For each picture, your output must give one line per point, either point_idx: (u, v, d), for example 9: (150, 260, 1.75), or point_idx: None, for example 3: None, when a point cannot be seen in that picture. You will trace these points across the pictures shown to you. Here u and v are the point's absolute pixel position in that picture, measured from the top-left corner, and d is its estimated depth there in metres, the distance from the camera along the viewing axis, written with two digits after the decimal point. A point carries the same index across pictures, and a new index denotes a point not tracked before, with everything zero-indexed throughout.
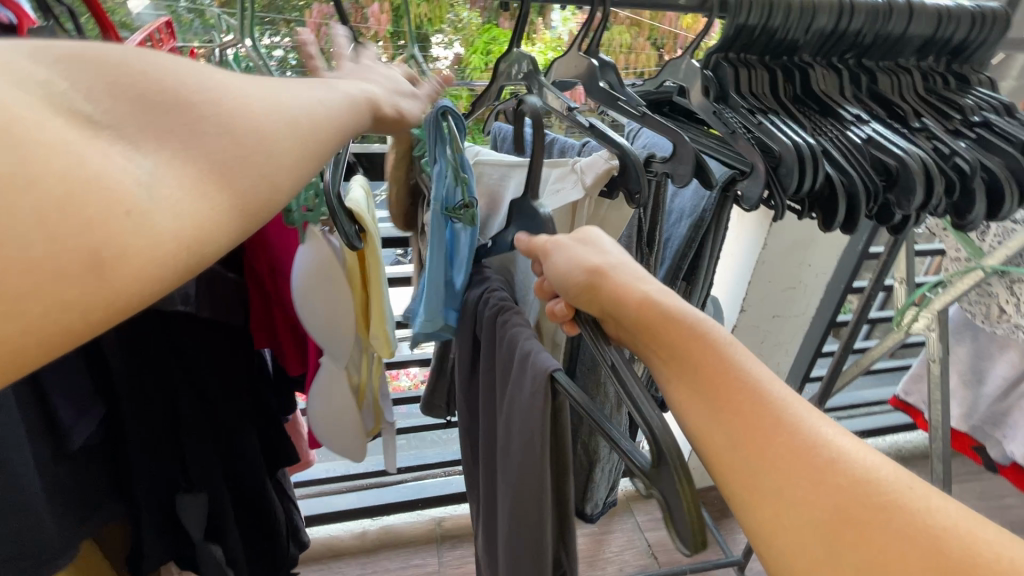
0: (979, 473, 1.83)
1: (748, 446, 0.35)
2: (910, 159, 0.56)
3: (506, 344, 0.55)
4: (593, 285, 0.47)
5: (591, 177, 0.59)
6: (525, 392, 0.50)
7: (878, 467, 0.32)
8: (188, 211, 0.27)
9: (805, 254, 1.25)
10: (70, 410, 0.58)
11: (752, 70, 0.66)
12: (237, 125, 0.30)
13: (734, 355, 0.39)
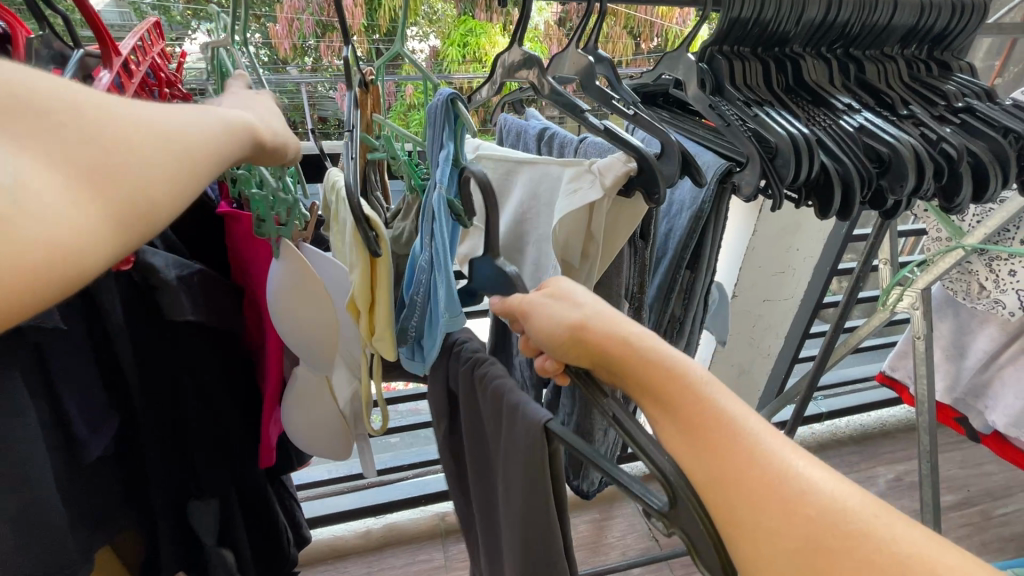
0: (960, 443, 1.91)
1: (723, 485, 0.36)
2: (901, 146, 0.59)
3: (492, 396, 0.55)
4: (576, 339, 0.47)
5: (611, 178, 0.58)
6: (521, 446, 0.50)
7: (850, 498, 0.33)
8: (62, 216, 0.25)
9: (792, 239, 1.28)
10: (83, 423, 0.57)
11: (745, 62, 0.67)
12: (126, 139, 0.29)
13: (708, 394, 0.40)
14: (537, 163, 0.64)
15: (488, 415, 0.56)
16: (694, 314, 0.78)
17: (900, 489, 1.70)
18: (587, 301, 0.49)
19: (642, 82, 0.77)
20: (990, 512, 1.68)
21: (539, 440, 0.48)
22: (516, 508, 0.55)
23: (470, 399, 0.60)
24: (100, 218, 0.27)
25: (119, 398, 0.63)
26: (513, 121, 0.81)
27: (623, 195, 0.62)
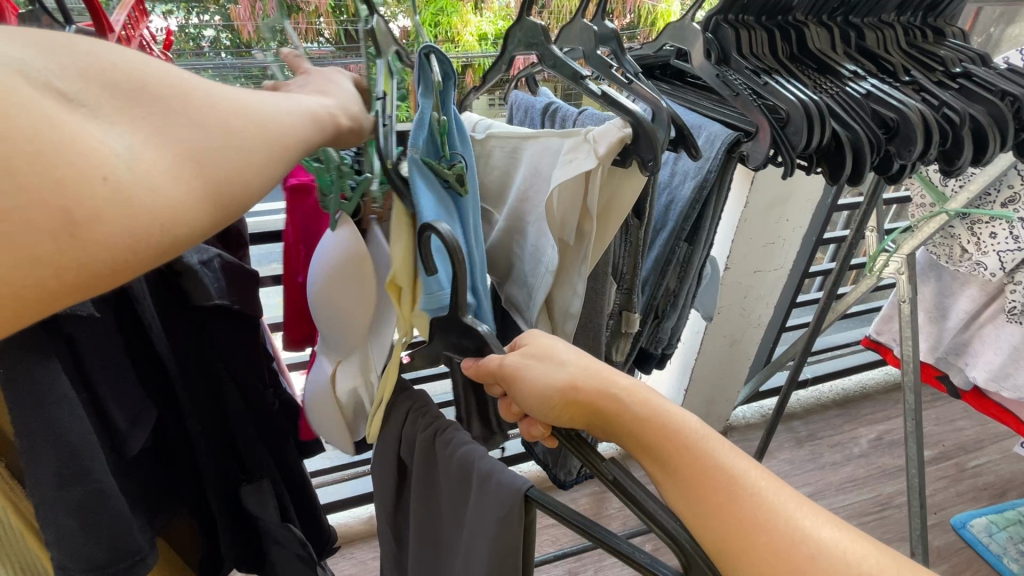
0: (934, 401, 2.00)
1: (734, 553, 0.39)
2: (908, 112, 0.60)
3: (456, 464, 0.53)
4: (571, 402, 0.48)
5: (604, 147, 0.57)
6: (493, 515, 0.48)
7: (863, 555, 0.37)
8: (163, 185, 0.27)
9: (783, 210, 1.31)
10: (125, 416, 0.57)
11: (751, 31, 0.68)
12: (224, 121, 0.31)
13: (712, 453, 0.42)
14: (539, 138, 0.63)
15: (452, 480, 0.54)
16: (687, 288, 0.78)
17: (881, 447, 1.78)
18: (575, 360, 0.51)
19: (643, 53, 0.75)
20: (964, 464, 1.78)
21: (515, 510, 0.47)
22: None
23: (428, 464, 0.58)
24: (197, 185, 0.29)
25: (156, 392, 0.63)
26: (524, 98, 0.80)
27: (618, 165, 0.60)
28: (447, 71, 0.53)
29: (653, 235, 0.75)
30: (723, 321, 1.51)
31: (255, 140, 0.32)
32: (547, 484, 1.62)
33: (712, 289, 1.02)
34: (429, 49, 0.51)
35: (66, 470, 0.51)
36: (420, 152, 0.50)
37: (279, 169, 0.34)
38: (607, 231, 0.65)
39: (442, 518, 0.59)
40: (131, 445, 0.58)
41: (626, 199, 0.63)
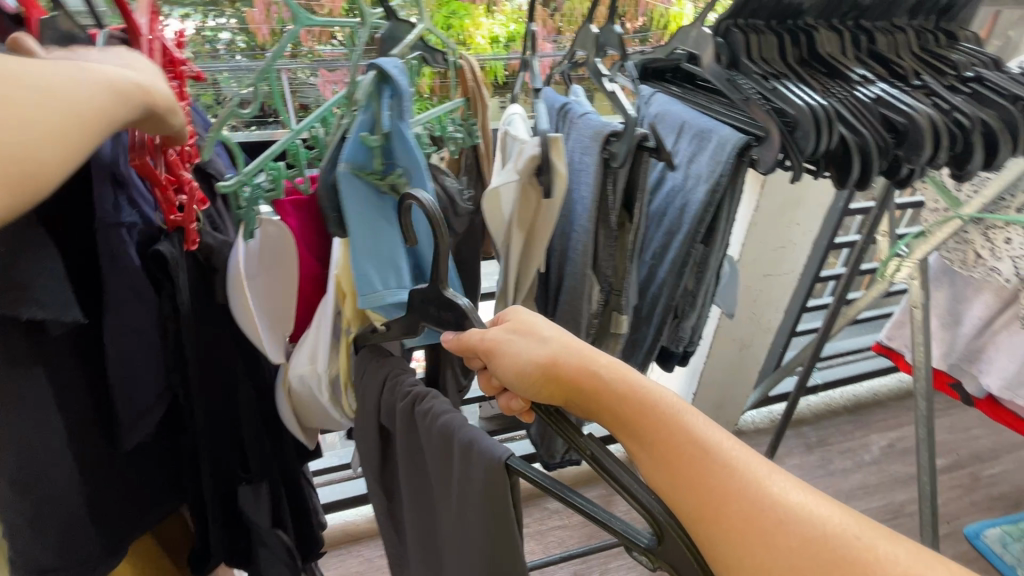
0: (950, 409, 1.97)
1: (707, 519, 0.39)
2: (917, 115, 0.60)
3: (438, 434, 0.52)
4: (549, 375, 0.48)
5: (520, 162, 0.59)
6: (477, 485, 0.48)
7: (828, 516, 0.37)
8: None
9: (793, 214, 1.30)
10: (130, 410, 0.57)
11: (761, 36, 0.68)
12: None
13: (687, 425, 0.43)
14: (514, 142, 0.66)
15: (433, 450, 0.53)
16: (706, 287, 0.78)
17: (893, 455, 1.76)
18: (554, 335, 0.50)
19: (654, 57, 0.75)
20: (979, 474, 1.75)
21: (499, 477, 0.47)
22: (465, 551, 0.53)
23: (411, 435, 0.57)
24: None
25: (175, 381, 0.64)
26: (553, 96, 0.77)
27: (537, 180, 0.61)
28: (394, 89, 0.49)
29: (669, 237, 0.74)
30: (731, 324, 1.50)
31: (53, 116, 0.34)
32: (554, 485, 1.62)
33: (732, 287, 1.01)
34: (375, 66, 0.49)
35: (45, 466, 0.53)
36: (350, 167, 0.53)
37: (90, 139, 0.36)
38: (536, 241, 0.66)
39: (428, 491, 0.59)
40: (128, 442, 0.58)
41: (547, 217, 0.63)
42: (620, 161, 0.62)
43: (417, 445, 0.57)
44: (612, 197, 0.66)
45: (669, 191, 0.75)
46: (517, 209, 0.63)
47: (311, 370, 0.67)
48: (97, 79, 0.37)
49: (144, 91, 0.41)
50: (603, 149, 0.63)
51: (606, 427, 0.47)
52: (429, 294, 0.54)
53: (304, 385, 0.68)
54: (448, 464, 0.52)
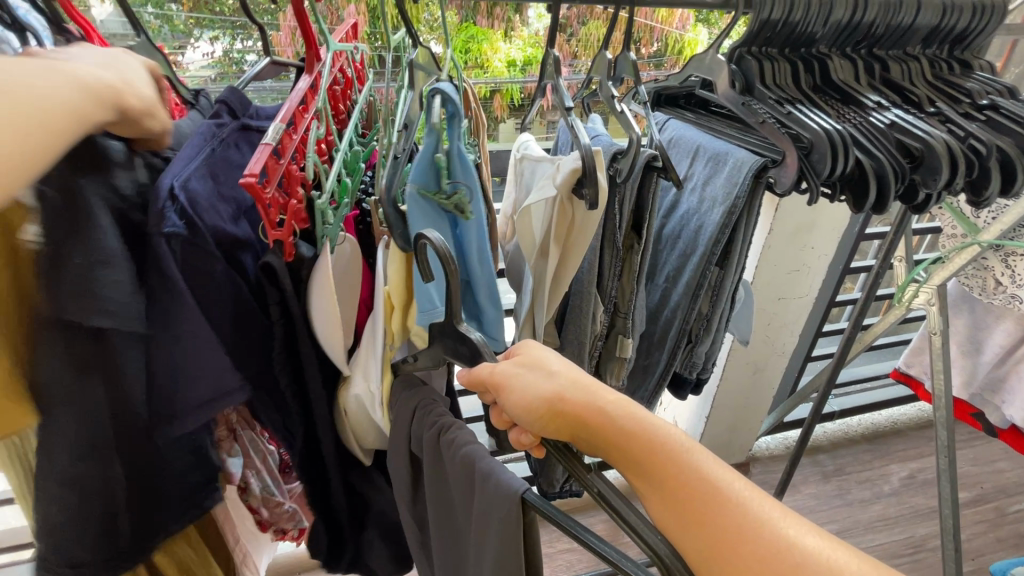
0: (971, 440, 1.91)
1: (720, 561, 0.39)
2: (934, 141, 0.61)
3: (461, 464, 0.53)
4: (555, 412, 0.48)
5: (561, 176, 0.59)
6: (495, 516, 0.49)
7: (845, 562, 0.37)
8: None
9: (807, 237, 1.30)
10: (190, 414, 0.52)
11: (775, 63, 0.70)
12: None
13: (697, 464, 0.43)
14: (540, 164, 0.67)
15: (456, 478, 0.54)
16: (720, 311, 0.77)
17: (914, 487, 1.71)
18: (561, 368, 0.50)
19: (669, 84, 0.77)
20: (1004, 509, 1.69)
21: (514, 511, 0.47)
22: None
23: (433, 464, 0.57)
24: None
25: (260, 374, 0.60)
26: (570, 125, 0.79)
27: (575, 195, 0.61)
28: (452, 110, 0.54)
29: (683, 260, 0.75)
30: (745, 348, 1.49)
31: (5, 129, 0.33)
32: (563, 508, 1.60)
33: (746, 313, 1.00)
34: (437, 91, 0.52)
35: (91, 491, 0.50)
36: (417, 187, 0.55)
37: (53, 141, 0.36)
38: (571, 255, 0.66)
39: (454, 518, 0.59)
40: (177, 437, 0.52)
41: (584, 230, 0.63)
42: (625, 177, 0.63)
43: (441, 472, 0.57)
44: (619, 220, 0.67)
45: (684, 214, 0.75)
46: (552, 224, 0.63)
47: (367, 389, 0.64)
48: (61, 80, 0.37)
49: (112, 94, 0.40)
50: (610, 166, 0.64)
51: (613, 464, 0.46)
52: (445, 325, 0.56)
53: (359, 406, 0.65)
54: (470, 493, 0.53)
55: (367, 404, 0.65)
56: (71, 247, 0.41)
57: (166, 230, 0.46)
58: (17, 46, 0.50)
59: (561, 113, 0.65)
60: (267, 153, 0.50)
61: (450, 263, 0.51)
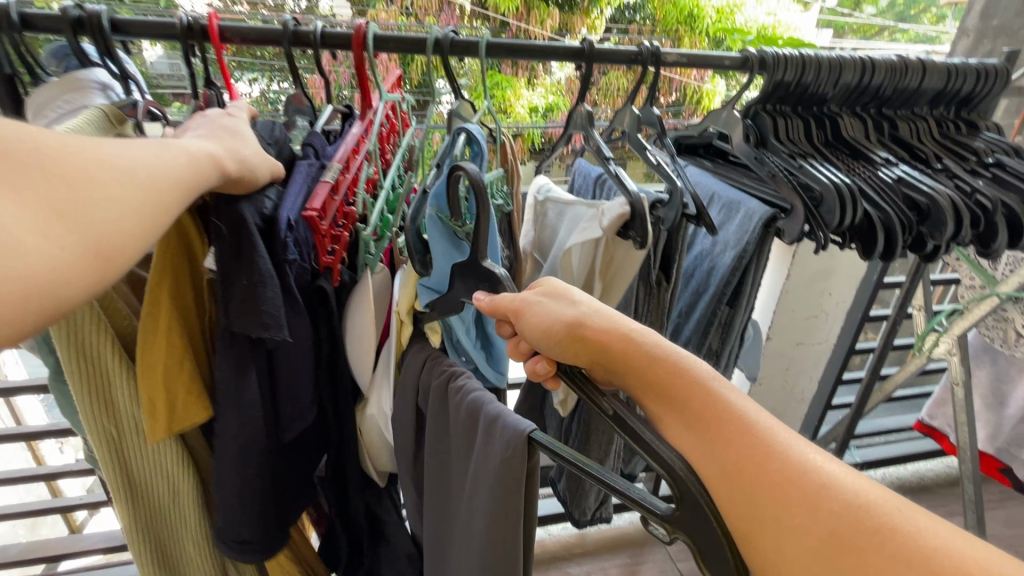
0: (1004, 501, 1.83)
1: (742, 477, 0.39)
2: (938, 197, 0.65)
3: (467, 411, 0.55)
4: (576, 335, 0.51)
5: (608, 218, 0.64)
6: (494, 457, 0.51)
7: (867, 488, 0.36)
8: (39, 254, 0.33)
9: (825, 284, 1.33)
10: (287, 409, 0.62)
11: (788, 120, 0.75)
12: (74, 172, 0.37)
13: (718, 389, 0.44)
14: (574, 207, 0.72)
15: (461, 428, 0.56)
16: (730, 349, 0.78)
17: None
18: (586, 302, 0.53)
19: (688, 134, 0.82)
20: None
21: (520, 449, 0.49)
22: (475, 527, 0.55)
23: (439, 411, 0.60)
24: (73, 248, 0.35)
25: (321, 379, 0.68)
26: (588, 167, 0.85)
27: (620, 236, 0.66)
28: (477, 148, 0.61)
29: (696, 297, 0.79)
30: (762, 391, 1.49)
31: (122, 189, 0.39)
32: (575, 550, 1.58)
33: (755, 352, 1.03)
34: (463, 129, 0.61)
35: (251, 478, 0.60)
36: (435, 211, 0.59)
37: (164, 206, 0.42)
38: (611, 291, 0.71)
39: (448, 471, 0.62)
40: (286, 434, 0.63)
41: (625, 266, 0.68)
42: (670, 225, 0.68)
43: (443, 427, 0.60)
44: (654, 260, 0.71)
45: (698, 254, 0.80)
46: (597, 260, 0.68)
47: (381, 411, 0.70)
48: (172, 153, 0.45)
49: (215, 157, 0.49)
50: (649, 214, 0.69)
51: (632, 391, 0.48)
52: (467, 267, 0.58)
53: (373, 426, 0.71)
54: (472, 441, 0.55)
55: (381, 424, 0.71)
56: (240, 272, 0.52)
57: (287, 259, 0.56)
58: (120, 92, 0.61)
59: (600, 161, 0.68)
60: (326, 190, 0.58)
61: (482, 196, 0.53)
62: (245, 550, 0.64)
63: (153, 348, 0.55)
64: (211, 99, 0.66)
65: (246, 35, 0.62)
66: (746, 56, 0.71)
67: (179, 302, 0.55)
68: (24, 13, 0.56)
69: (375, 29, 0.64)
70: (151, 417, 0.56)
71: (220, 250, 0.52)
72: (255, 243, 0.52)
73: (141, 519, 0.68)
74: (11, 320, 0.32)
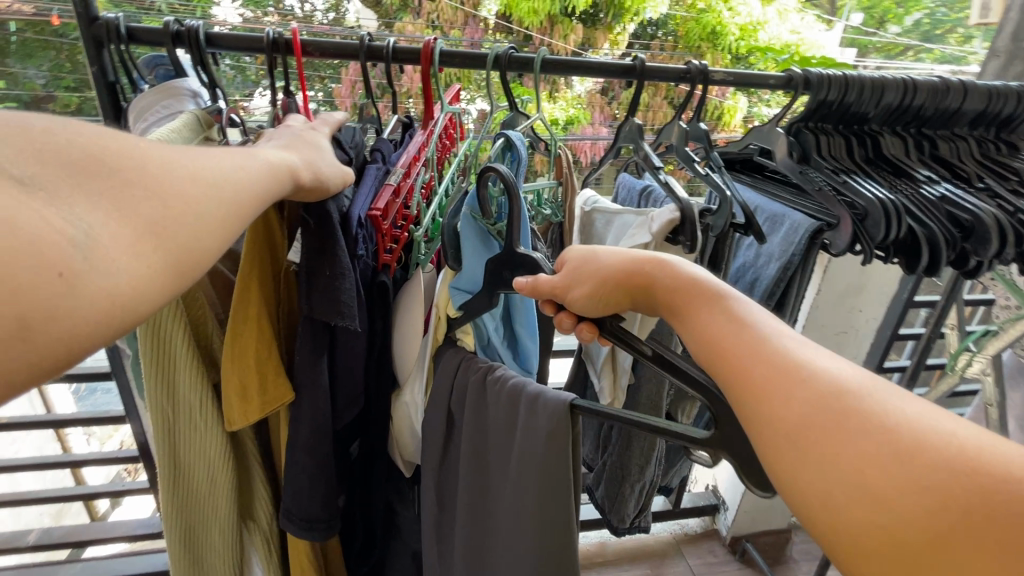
0: None
1: (733, 377, 0.40)
2: (983, 214, 0.67)
3: (507, 396, 0.58)
4: (607, 283, 0.53)
5: (658, 224, 0.68)
6: (541, 433, 0.55)
7: (848, 377, 0.35)
8: (127, 273, 0.32)
9: (856, 300, 1.34)
10: (344, 397, 0.65)
11: (830, 138, 0.77)
12: (163, 187, 0.36)
13: (725, 304, 0.44)
14: (619, 215, 0.75)
15: (500, 413, 0.59)
16: None
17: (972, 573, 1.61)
18: (611, 258, 0.54)
19: (730, 151, 0.86)
20: None
21: (565, 420, 0.53)
22: (524, 501, 0.58)
23: (476, 403, 0.61)
24: (161, 266, 0.34)
25: (373, 369, 0.71)
26: (631, 180, 0.88)
27: (668, 241, 0.70)
28: (515, 155, 0.64)
29: None
30: None
31: (208, 201, 0.38)
32: (596, 560, 1.58)
33: None
34: (503, 135, 0.63)
35: (321, 460, 0.64)
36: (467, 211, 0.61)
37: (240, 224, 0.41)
38: None
39: (485, 461, 0.63)
40: (341, 420, 0.66)
41: None
42: (717, 233, 0.71)
43: (480, 419, 0.61)
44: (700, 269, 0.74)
45: (741, 266, 0.82)
46: None
47: (412, 398, 0.70)
48: (256, 164, 0.45)
49: (293, 168, 0.49)
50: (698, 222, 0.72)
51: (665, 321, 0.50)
52: (501, 257, 0.58)
53: (404, 414, 0.71)
54: (512, 423, 0.58)
55: (413, 413, 0.71)
56: (323, 265, 0.56)
57: (356, 254, 0.60)
58: (208, 99, 0.66)
59: (651, 171, 0.72)
60: (389, 192, 0.62)
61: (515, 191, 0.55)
62: (312, 528, 0.67)
63: (244, 335, 0.59)
64: (289, 106, 0.71)
65: (324, 48, 0.67)
66: (790, 76, 0.74)
67: (265, 293, 0.60)
68: (131, 27, 0.62)
69: (442, 45, 0.68)
70: (242, 402, 0.60)
71: (307, 243, 0.56)
72: (337, 240, 0.56)
73: (180, 508, 0.68)
74: (110, 336, 0.32)
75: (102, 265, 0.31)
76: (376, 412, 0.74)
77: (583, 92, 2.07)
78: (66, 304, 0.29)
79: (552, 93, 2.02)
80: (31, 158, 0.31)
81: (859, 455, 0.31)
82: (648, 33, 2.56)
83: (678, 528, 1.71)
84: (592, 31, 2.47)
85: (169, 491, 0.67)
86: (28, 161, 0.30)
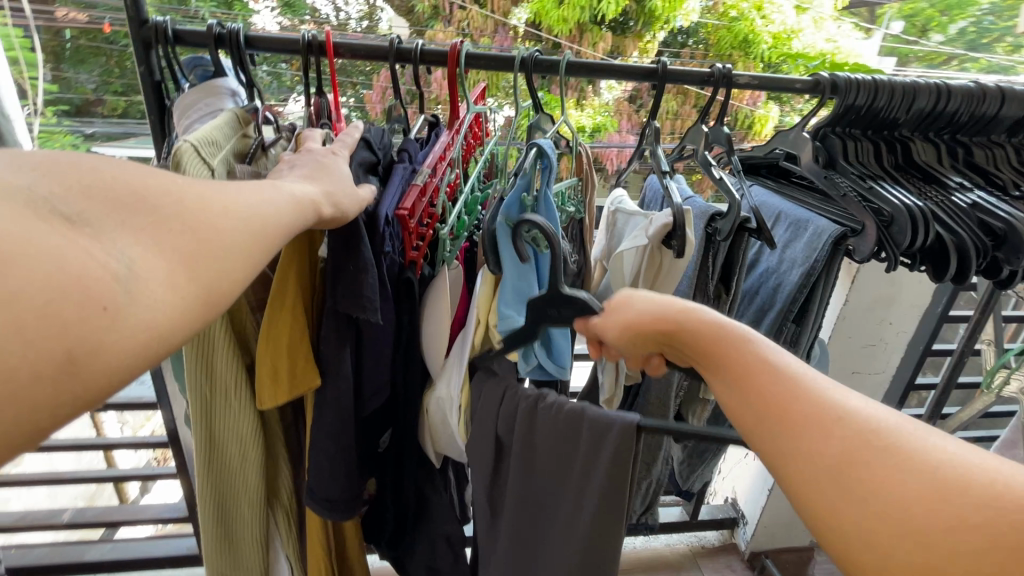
0: None
1: (770, 418, 0.39)
2: (1017, 222, 0.65)
3: (568, 417, 0.64)
4: (640, 334, 0.53)
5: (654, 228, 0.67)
6: (608, 443, 0.62)
7: (883, 414, 0.36)
8: (163, 305, 0.34)
9: (885, 312, 1.30)
10: (369, 385, 0.68)
11: (857, 142, 0.76)
12: (198, 224, 0.38)
13: (750, 343, 0.44)
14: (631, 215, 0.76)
15: (557, 433, 0.65)
16: None
17: None
18: (641, 304, 0.53)
19: (755, 154, 0.85)
20: None
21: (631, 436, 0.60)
22: (585, 503, 0.66)
23: (528, 427, 0.66)
24: (192, 299, 0.36)
25: (399, 360, 0.73)
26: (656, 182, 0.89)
27: (664, 245, 0.70)
28: (547, 163, 0.63)
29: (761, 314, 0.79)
30: None
31: (236, 234, 0.40)
32: None
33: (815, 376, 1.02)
34: (534, 144, 0.62)
35: (345, 445, 0.66)
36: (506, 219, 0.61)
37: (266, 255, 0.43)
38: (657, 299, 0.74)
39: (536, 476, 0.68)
40: (367, 408, 0.68)
41: (670, 275, 0.72)
42: (726, 236, 0.70)
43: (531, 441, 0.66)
44: (712, 272, 0.74)
45: (763, 271, 0.80)
46: (643, 266, 0.71)
47: (447, 393, 0.70)
48: (283, 198, 0.47)
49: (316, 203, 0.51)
50: (708, 226, 0.72)
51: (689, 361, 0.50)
52: (548, 296, 0.60)
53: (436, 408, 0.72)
54: (572, 440, 0.64)
55: (445, 407, 0.71)
56: (349, 259, 0.58)
57: (383, 250, 0.62)
58: (246, 98, 0.69)
59: (659, 176, 0.72)
60: (416, 191, 0.64)
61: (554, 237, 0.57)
62: (332, 508, 0.69)
63: (279, 322, 0.62)
64: (321, 107, 0.74)
65: (354, 49, 0.70)
66: (817, 79, 0.73)
67: (300, 283, 0.62)
68: (177, 30, 0.66)
69: (468, 48, 0.70)
70: (273, 382, 0.63)
71: (332, 241, 0.59)
72: (362, 236, 0.58)
73: (212, 486, 0.72)
74: (149, 360, 0.34)
75: (142, 298, 0.33)
76: (399, 399, 0.76)
77: (610, 99, 2.08)
78: (108, 334, 0.31)
79: (579, 101, 2.04)
80: (79, 198, 0.33)
81: (904, 491, 0.32)
82: (677, 41, 2.55)
83: (694, 539, 1.68)
84: (621, 39, 2.48)
85: (202, 471, 0.70)
86: (81, 204, 0.33)
